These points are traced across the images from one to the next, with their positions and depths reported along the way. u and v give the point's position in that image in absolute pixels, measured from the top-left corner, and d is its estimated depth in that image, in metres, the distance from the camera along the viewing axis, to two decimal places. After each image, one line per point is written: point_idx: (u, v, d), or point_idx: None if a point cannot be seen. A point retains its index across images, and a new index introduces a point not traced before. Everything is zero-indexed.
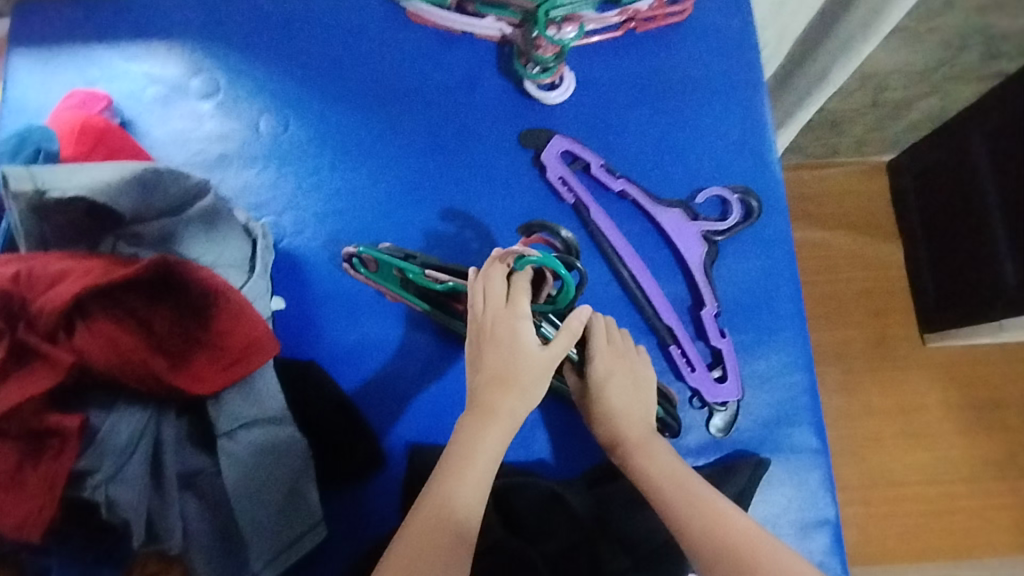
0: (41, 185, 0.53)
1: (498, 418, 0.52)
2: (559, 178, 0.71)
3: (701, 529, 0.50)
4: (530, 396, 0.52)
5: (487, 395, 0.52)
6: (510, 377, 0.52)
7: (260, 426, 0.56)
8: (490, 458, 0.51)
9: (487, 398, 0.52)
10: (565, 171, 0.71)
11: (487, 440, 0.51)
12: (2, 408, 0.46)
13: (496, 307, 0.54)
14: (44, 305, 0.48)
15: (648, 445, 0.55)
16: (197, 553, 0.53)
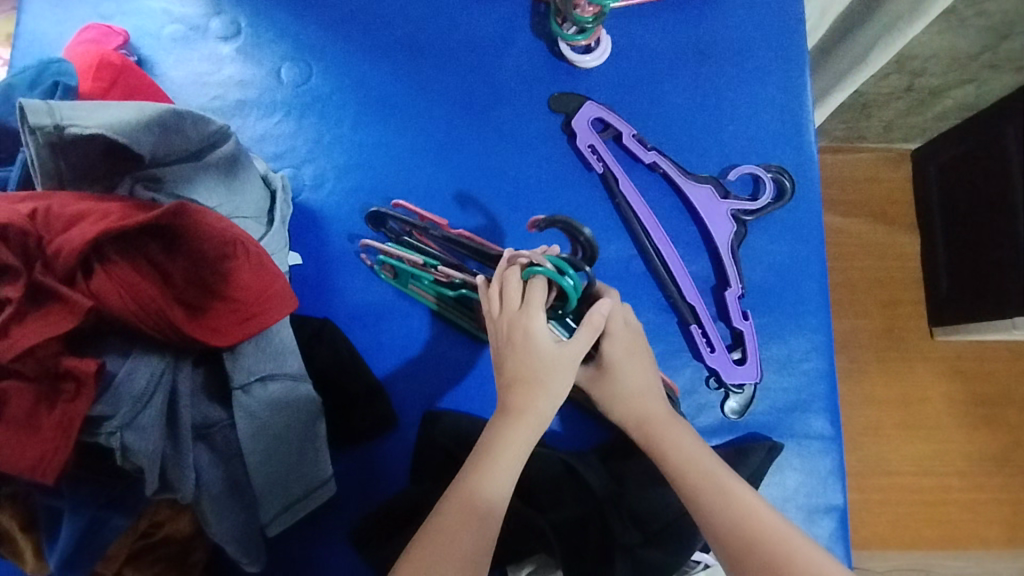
0: (60, 120, 0.49)
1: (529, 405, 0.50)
2: (589, 146, 0.69)
3: (725, 526, 0.49)
4: (560, 387, 0.51)
5: (514, 397, 0.50)
6: (539, 372, 0.50)
7: (276, 381, 0.55)
8: (519, 449, 0.49)
9: (515, 394, 0.50)
10: (596, 139, 0.69)
11: (518, 435, 0.49)
12: (17, 349, 0.44)
13: (511, 311, 0.52)
14: (62, 245, 0.46)
15: (671, 430, 0.54)
16: (209, 503, 0.53)
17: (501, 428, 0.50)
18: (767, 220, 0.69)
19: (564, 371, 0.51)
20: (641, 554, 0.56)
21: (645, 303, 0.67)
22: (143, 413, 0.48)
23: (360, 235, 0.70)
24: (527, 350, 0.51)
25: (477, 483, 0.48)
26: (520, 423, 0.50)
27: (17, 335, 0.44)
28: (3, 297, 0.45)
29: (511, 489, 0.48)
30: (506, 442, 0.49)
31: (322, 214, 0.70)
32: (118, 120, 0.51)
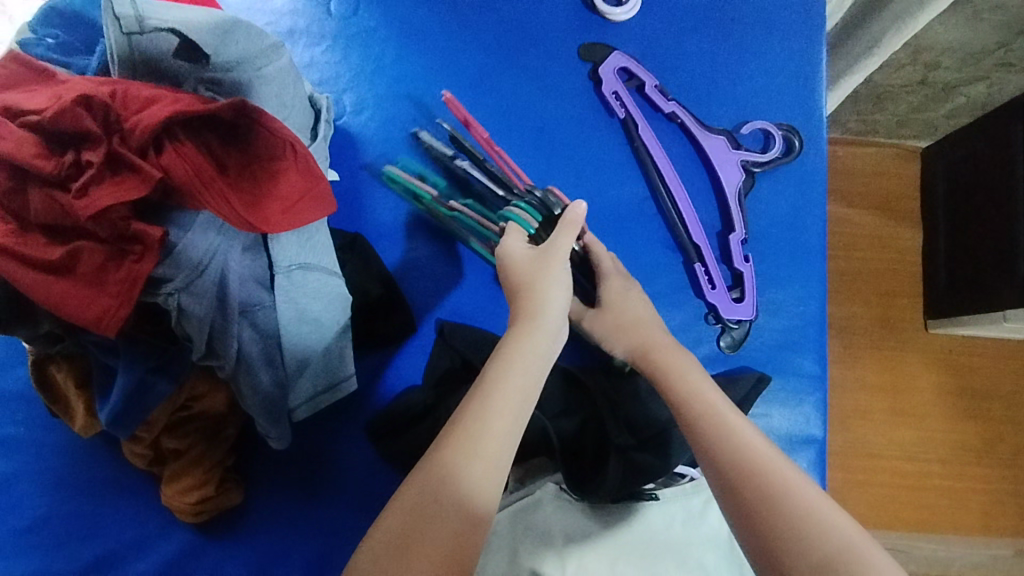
0: (141, 13, 0.55)
1: (532, 325, 0.54)
2: (613, 92, 0.74)
3: (728, 462, 0.50)
4: (556, 288, 0.57)
5: (520, 305, 0.56)
6: (537, 282, 0.57)
7: (314, 272, 0.61)
8: (525, 378, 0.51)
9: (518, 300, 0.56)
10: (620, 87, 0.74)
11: (525, 347, 0.53)
12: (94, 208, 0.49)
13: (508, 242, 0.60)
14: (137, 122, 0.51)
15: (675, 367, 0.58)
16: (245, 377, 0.59)
17: (506, 350, 0.53)
18: (776, 174, 0.74)
19: (556, 274, 0.57)
20: (635, 456, 0.61)
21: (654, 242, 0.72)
22: (198, 280, 0.53)
23: (394, 161, 0.75)
24: (519, 264, 0.58)
25: (457, 455, 0.46)
26: (524, 347, 0.53)
27: (95, 195, 0.49)
28: (84, 160, 0.50)
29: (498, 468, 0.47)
30: (510, 365, 0.51)
31: (360, 139, 0.75)
32: (190, 20, 0.57)
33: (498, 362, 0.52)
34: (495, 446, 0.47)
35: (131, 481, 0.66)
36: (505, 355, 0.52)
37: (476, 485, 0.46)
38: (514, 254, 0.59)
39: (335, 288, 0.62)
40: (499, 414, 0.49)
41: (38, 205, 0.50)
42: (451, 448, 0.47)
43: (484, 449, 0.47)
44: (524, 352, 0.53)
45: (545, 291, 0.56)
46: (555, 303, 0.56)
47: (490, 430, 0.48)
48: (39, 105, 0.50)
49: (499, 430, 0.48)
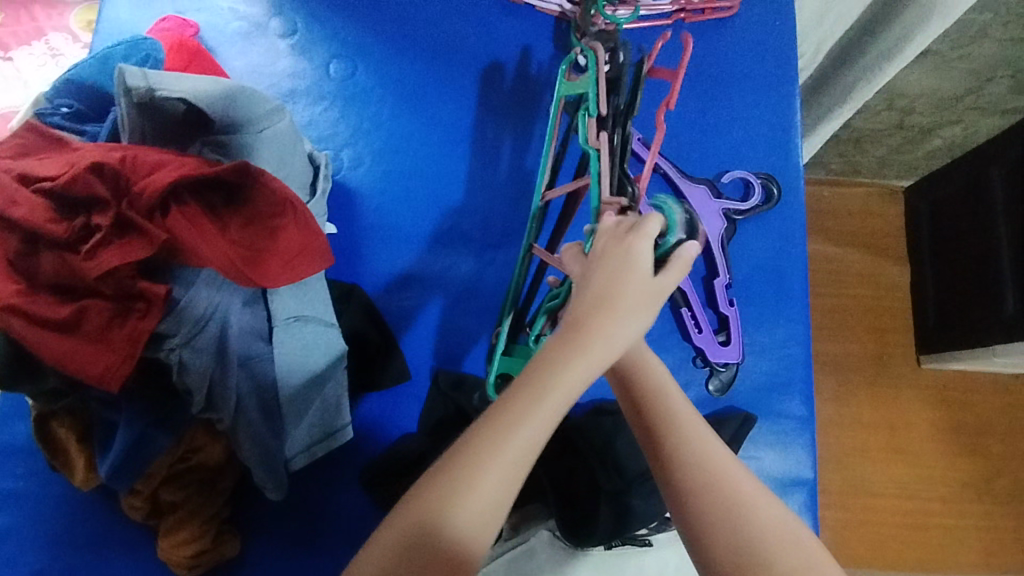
0: (152, 84, 0.57)
1: (608, 338, 0.45)
2: None
3: (690, 478, 0.45)
4: (631, 316, 0.46)
5: (590, 317, 0.45)
6: (618, 292, 0.46)
7: (310, 324, 0.63)
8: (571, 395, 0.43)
9: (591, 314, 0.45)
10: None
11: (575, 373, 0.43)
12: (102, 269, 0.52)
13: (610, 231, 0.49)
14: (145, 186, 0.54)
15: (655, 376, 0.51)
16: (242, 428, 0.60)
17: (556, 364, 0.43)
18: (757, 221, 0.77)
19: (640, 315, 0.46)
20: (626, 501, 0.62)
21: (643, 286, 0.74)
22: (199, 336, 0.55)
23: (390, 213, 0.78)
24: (638, 265, 0.47)
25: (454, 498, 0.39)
26: (580, 359, 0.43)
27: (102, 258, 0.52)
28: (94, 224, 0.52)
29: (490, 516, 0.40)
30: (553, 393, 0.42)
31: (357, 192, 0.78)
32: (199, 90, 0.60)
33: (551, 367, 0.43)
34: (503, 486, 0.40)
35: (127, 533, 0.66)
36: (560, 360, 0.43)
37: (463, 532, 0.39)
38: (607, 241, 0.49)
39: (330, 340, 0.64)
40: (528, 430, 0.41)
41: (49, 267, 0.52)
42: (462, 478, 0.40)
43: (481, 498, 0.40)
44: (583, 364, 0.43)
45: (621, 313, 0.45)
46: (630, 330, 0.46)
47: (504, 462, 0.40)
48: (53, 172, 0.53)
49: (515, 460, 0.40)
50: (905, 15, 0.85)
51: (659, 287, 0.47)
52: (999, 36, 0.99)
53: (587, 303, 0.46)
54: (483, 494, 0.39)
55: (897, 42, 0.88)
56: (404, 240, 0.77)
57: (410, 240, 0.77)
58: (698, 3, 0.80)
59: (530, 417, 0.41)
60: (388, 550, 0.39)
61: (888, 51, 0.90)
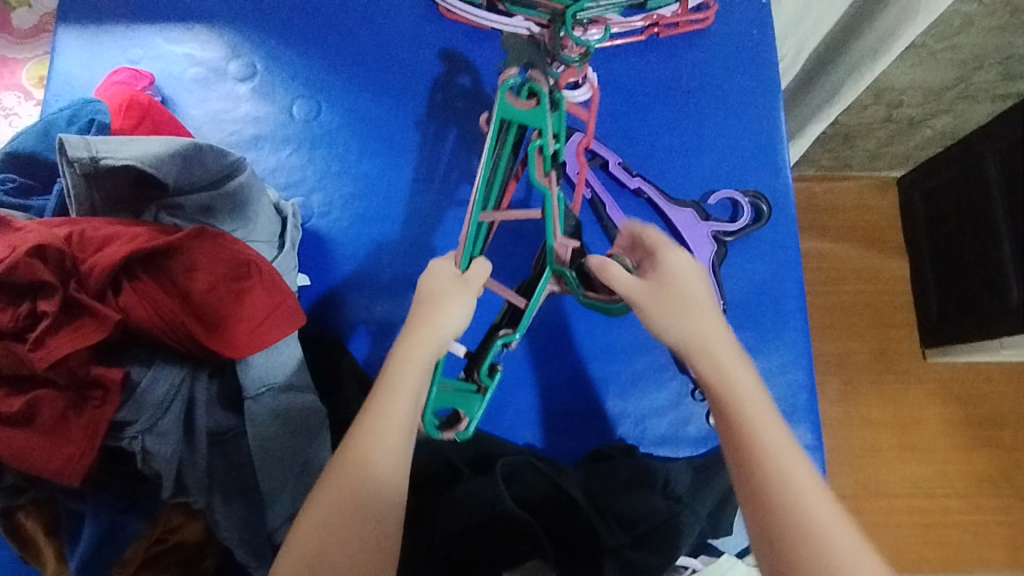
0: (95, 154, 0.54)
1: (431, 326, 0.54)
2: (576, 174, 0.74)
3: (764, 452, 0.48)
4: (451, 306, 0.55)
5: (415, 317, 0.55)
6: (433, 293, 0.56)
7: (283, 392, 0.59)
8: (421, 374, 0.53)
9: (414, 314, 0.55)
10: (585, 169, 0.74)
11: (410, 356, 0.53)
12: (52, 358, 0.48)
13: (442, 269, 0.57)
14: (95, 265, 0.50)
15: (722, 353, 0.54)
16: (218, 507, 0.56)
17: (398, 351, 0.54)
18: (748, 242, 0.74)
19: (460, 299, 0.56)
20: (630, 556, 0.59)
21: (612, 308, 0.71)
22: (163, 419, 0.52)
23: (367, 259, 0.75)
24: (433, 276, 0.57)
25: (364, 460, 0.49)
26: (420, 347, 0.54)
27: (52, 345, 0.48)
28: (40, 310, 0.49)
29: (397, 468, 0.50)
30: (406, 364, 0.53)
31: (330, 238, 0.75)
32: (148, 152, 0.56)
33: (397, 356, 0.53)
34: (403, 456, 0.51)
35: None
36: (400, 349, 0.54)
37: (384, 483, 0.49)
38: (433, 272, 0.57)
39: (305, 402, 0.60)
40: (395, 407, 0.51)
41: None
42: (361, 439, 0.50)
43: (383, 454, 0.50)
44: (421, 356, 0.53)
45: (447, 308, 0.55)
46: (452, 324, 0.55)
47: (391, 432, 0.50)
48: None
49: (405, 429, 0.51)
50: (888, 12, 0.83)
51: (466, 285, 0.56)
52: (987, 24, 0.96)
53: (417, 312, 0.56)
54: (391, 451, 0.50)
55: (883, 38, 0.86)
56: (382, 286, 0.74)
57: (387, 286, 0.74)
58: (671, 18, 0.77)
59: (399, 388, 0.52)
60: (322, 518, 0.47)
61: (875, 47, 0.87)
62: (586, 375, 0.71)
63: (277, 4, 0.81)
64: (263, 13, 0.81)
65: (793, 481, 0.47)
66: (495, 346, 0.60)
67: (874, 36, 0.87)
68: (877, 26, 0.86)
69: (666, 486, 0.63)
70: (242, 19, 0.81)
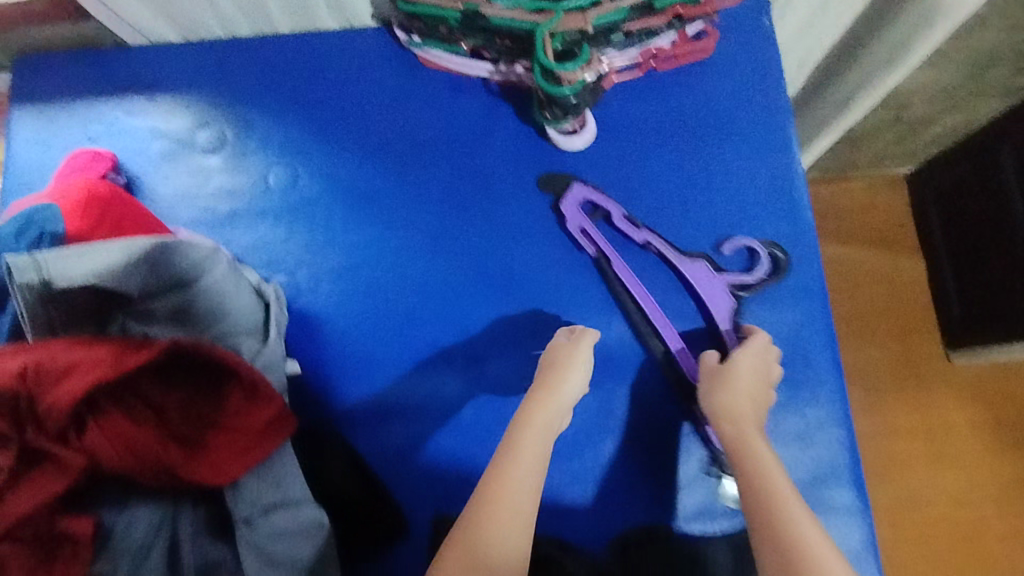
0: (46, 274, 0.50)
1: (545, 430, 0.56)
2: (580, 228, 0.70)
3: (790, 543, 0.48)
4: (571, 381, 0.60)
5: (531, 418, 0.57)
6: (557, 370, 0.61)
7: (281, 511, 0.54)
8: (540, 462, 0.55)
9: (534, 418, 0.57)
10: (587, 223, 0.70)
11: (526, 466, 0.54)
12: (9, 517, 0.43)
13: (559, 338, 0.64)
14: (53, 404, 0.45)
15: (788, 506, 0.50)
16: (241, 542, 0.52)
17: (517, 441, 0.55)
18: (772, 290, 0.69)
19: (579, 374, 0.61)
20: None
21: (613, 337, 0.68)
22: (147, 560, 0.48)
23: (358, 336, 0.69)
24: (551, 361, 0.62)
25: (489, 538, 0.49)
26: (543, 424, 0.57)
27: (9, 502, 0.44)
28: None
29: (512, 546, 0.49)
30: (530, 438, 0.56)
31: (318, 316, 0.70)
32: (105, 264, 0.51)
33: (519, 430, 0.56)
34: (514, 533, 0.50)
35: None
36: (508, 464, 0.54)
37: (504, 547, 0.49)
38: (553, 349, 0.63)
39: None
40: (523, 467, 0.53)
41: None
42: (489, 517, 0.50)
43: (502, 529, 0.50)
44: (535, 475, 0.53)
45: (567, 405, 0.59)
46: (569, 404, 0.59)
47: (511, 511, 0.51)
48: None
49: (520, 504, 0.51)
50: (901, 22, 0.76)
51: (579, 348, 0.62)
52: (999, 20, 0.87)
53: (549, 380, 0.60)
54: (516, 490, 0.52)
55: (897, 49, 0.79)
56: (381, 367, 0.69)
57: (386, 364, 0.69)
58: (670, 50, 0.71)
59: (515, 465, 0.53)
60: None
61: (887, 60, 0.81)
62: (602, 445, 0.66)
63: (246, 66, 0.76)
64: (231, 75, 0.76)
65: None
66: (469, 6, 0.67)
67: (882, 51, 0.81)
68: (883, 42, 0.80)
69: None
70: (207, 84, 0.75)
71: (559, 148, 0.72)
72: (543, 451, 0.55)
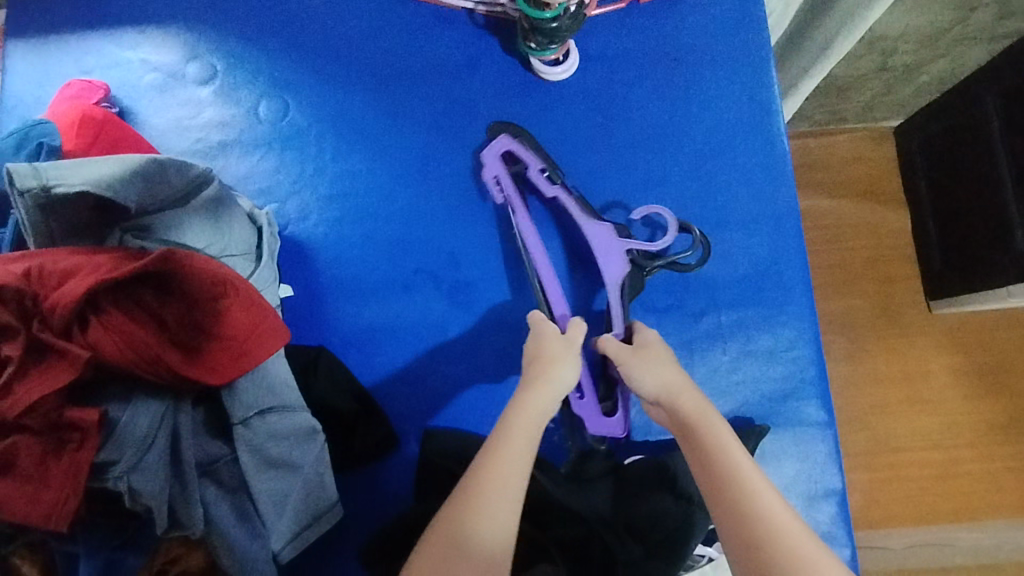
0: (46, 181, 0.51)
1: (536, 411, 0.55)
2: (495, 177, 0.69)
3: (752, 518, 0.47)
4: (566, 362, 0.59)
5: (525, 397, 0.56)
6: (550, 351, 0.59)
7: (276, 413, 0.57)
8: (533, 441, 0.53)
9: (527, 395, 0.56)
10: (502, 171, 0.69)
11: (516, 444, 0.52)
12: (21, 403, 0.46)
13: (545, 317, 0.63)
14: (58, 300, 0.48)
15: (745, 481, 0.49)
16: (240, 440, 0.55)
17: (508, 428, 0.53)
18: (747, 217, 0.71)
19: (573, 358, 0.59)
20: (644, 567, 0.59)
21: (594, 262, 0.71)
22: (148, 455, 0.50)
23: (347, 263, 0.72)
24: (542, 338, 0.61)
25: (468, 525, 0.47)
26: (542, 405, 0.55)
27: (21, 390, 0.46)
28: (5, 355, 0.47)
29: (502, 535, 0.48)
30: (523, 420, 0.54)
31: (309, 244, 0.72)
32: (101, 175, 0.53)
33: (503, 436, 0.53)
34: (504, 519, 0.48)
35: None
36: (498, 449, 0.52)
37: (488, 538, 0.47)
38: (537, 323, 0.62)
39: (334, 503, 0.61)
40: (513, 449, 0.52)
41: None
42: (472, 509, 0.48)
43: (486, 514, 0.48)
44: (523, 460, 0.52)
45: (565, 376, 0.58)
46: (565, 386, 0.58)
47: (502, 485, 0.49)
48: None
49: (508, 486, 0.49)
50: None
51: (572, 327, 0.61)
52: None
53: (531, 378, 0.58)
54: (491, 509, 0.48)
55: None
56: (370, 292, 0.71)
57: (374, 289, 0.71)
58: None
59: (505, 445, 0.52)
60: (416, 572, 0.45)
61: None
62: None
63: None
64: (219, 7, 0.76)
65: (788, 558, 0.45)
66: None
67: None
68: None
69: (676, 479, 0.61)
70: (196, 17, 0.76)
71: (547, 80, 0.73)
72: (531, 448, 0.53)
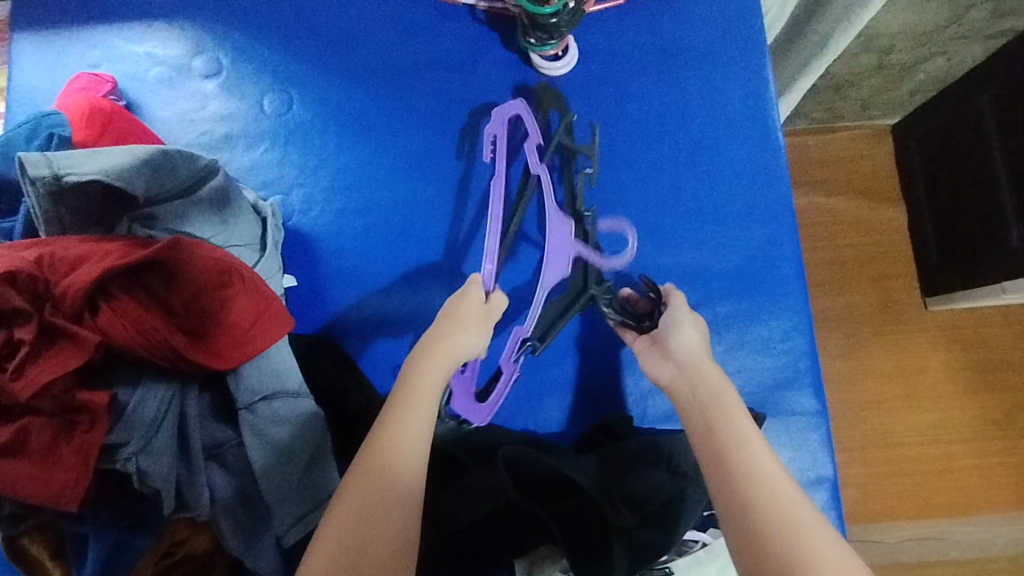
0: (57, 169, 0.52)
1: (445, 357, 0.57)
2: (492, 136, 0.68)
3: (756, 481, 0.48)
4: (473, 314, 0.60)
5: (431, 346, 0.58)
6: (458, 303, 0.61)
7: (279, 399, 0.58)
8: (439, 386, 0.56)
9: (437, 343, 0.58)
10: (502, 134, 0.68)
11: (428, 386, 0.56)
12: (31, 386, 0.47)
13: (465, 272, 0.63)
14: (70, 286, 0.49)
15: (746, 444, 0.51)
16: (244, 424, 0.57)
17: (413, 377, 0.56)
18: (743, 210, 0.73)
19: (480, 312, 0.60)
20: (637, 536, 0.60)
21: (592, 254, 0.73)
22: (156, 437, 0.52)
23: (349, 253, 0.73)
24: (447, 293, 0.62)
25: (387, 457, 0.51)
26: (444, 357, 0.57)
27: (31, 374, 0.47)
28: (16, 338, 0.47)
29: (416, 461, 0.52)
30: (432, 366, 0.57)
31: (312, 235, 0.73)
32: (111, 164, 0.54)
33: (408, 386, 0.56)
34: (413, 453, 0.52)
35: None
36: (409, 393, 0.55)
37: (400, 464, 0.51)
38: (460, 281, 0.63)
39: (333, 489, 0.62)
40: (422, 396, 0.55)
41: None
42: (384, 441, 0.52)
43: (400, 446, 0.52)
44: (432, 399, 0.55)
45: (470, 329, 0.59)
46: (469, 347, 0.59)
47: (409, 426, 0.53)
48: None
49: (418, 427, 0.53)
50: None
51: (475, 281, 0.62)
52: None
53: (436, 333, 0.59)
54: (401, 453, 0.51)
55: None
56: (373, 282, 0.72)
57: (376, 279, 0.72)
58: None
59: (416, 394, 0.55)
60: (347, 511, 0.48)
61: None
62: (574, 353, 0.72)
63: None
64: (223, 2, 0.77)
65: (787, 521, 0.46)
66: None
67: None
68: None
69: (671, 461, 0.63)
70: (200, 12, 0.77)
71: (547, 76, 0.75)
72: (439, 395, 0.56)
